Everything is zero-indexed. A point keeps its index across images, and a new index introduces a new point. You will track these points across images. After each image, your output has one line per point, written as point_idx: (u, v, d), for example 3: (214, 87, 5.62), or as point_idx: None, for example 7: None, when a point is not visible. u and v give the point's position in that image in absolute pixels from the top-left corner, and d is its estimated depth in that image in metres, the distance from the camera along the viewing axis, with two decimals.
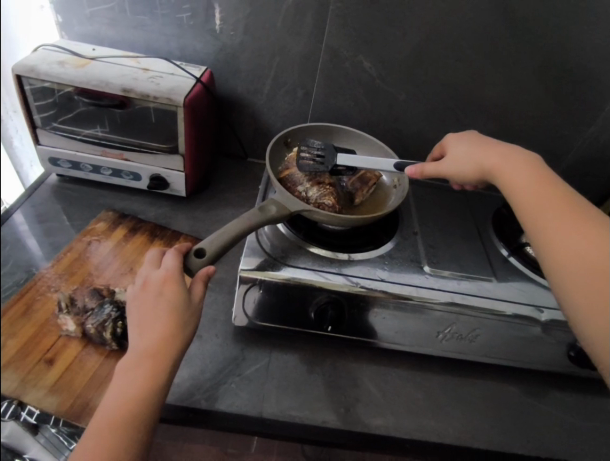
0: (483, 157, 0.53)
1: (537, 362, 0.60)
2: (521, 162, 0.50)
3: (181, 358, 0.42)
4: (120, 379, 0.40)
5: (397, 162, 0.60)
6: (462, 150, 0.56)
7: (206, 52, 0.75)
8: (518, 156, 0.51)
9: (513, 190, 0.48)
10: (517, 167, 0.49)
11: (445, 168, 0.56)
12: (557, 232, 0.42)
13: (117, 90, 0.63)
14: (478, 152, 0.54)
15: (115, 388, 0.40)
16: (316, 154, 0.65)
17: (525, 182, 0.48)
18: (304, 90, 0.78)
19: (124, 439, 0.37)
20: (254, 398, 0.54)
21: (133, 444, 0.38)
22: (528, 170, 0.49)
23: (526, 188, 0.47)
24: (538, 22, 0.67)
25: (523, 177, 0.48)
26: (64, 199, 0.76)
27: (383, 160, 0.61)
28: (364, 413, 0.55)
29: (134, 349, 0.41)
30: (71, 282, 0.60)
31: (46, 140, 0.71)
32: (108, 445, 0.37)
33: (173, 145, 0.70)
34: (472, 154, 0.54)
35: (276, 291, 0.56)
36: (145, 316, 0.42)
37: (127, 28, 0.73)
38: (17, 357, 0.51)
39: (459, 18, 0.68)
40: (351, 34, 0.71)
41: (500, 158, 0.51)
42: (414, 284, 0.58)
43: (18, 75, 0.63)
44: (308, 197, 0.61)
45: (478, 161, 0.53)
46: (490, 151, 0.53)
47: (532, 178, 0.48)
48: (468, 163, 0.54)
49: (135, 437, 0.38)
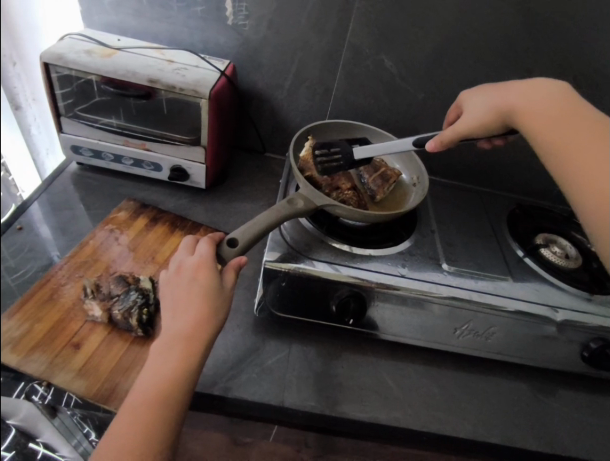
0: (507, 99, 0.50)
1: (551, 361, 0.61)
2: (550, 97, 0.47)
3: (213, 341, 0.43)
4: (153, 359, 0.41)
5: (415, 138, 0.58)
6: (482, 99, 0.54)
7: (229, 45, 0.75)
8: (548, 89, 0.48)
9: (540, 129, 0.46)
10: (546, 103, 0.47)
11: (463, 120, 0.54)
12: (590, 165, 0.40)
13: (143, 81, 0.64)
14: (500, 95, 0.52)
15: (149, 366, 0.41)
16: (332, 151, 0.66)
17: (555, 119, 0.45)
18: (324, 87, 0.79)
19: (159, 416, 0.38)
20: (274, 387, 0.55)
21: (164, 422, 0.38)
22: (557, 105, 0.46)
23: (555, 126, 0.44)
24: (559, 26, 0.68)
25: (552, 113, 0.45)
26: (84, 188, 0.76)
27: (400, 141, 0.59)
28: (381, 405, 0.56)
29: (169, 330, 0.43)
30: (95, 270, 0.62)
31: (69, 127, 0.71)
32: (141, 420, 0.38)
33: (195, 137, 0.70)
34: (494, 99, 0.52)
35: (299, 283, 0.57)
36: (179, 298, 0.44)
37: (151, 20, 0.74)
38: (45, 340, 0.52)
39: (482, 20, 0.69)
40: (374, 32, 0.71)
41: (525, 97, 0.48)
42: (433, 281, 0.59)
43: (45, 63, 0.63)
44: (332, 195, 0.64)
45: (500, 104, 0.51)
46: (514, 91, 0.50)
47: (562, 113, 0.45)
48: (490, 110, 0.52)
49: (169, 416, 0.39)
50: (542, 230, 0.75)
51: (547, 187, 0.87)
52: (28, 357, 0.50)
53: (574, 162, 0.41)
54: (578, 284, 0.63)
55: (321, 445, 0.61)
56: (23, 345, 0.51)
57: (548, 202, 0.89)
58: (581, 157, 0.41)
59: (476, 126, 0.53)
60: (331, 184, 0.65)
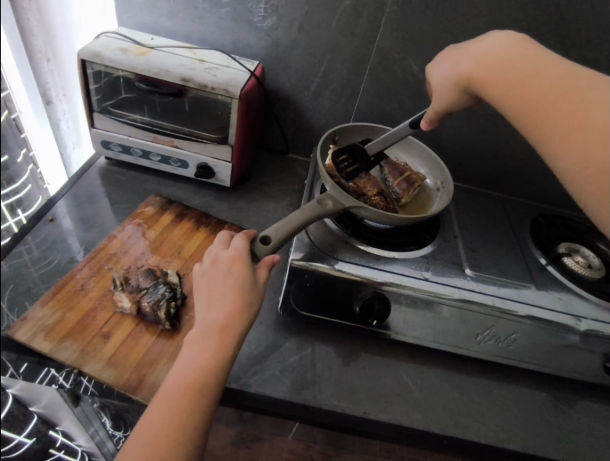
0: (463, 67, 0.47)
1: (573, 371, 0.61)
2: (503, 52, 0.43)
3: (246, 333, 0.45)
4: (190, 347, 0.43)
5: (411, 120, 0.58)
6: (441, 70, 0.51)
7: (259, 47, 0.77)
8: (502, 43, 0.43)
9: (499, 94, 0.42)
10: (501, 61, 0.43)
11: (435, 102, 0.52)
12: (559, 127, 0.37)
13: (176, 79, 0.66)
14: (458, 62, 0.48)
15: (185, 354, 0.43)
16: (349, 157, 0.67)
17: (513, 79, 0.41)
18: (350, 90, 0.80)
19: (194, 400, 0.40)
20: (297, 385, 0.55)
21: (201, 408, 0.40)
22: (511, 61, 0.42)
23: (513, 86, 0.41)
24: (591, 36, 0.68)
25: (510, 72, 0.42)
26: (111, 182, 0.78)
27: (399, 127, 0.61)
28: (402, 407, 0.56)
29: (205, 320, 0.45)
30: (123, 262, 0.63)
31: (100, 123, 0.73)
32: (178, 405, 0.40)
33: (223, 135, 0.72)
34: (452, 67, 0.49)
35: (323, 282, 0.58)
36: (216, 289, 0.46)
37: (184, 20, 0.75)
38: (76, 329, 0.54)
39: (512, 28, 0.69)
40: (403, 37, 0.72)
41: (478, 60, 0.45)
42: (456, 285, 0.59)
43: (83, 59, 0.65)
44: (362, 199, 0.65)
45: (456, 74, 0.48)
46: (468, 53, 0.46)
47: (518, 69, 0.41)
48: (451, 81, 0.49)
49: (202, 401, 0.40)
50: (564, 239, 0.74)
51: (570, 196, 0.86)
52: (60, 344, 0.52)
53: (543, 127, 0.38)
54: (602, 294, 0.63)
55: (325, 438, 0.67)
56: (56, 333, 0.53)
57: (571, 211, 0.89)
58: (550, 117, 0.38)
59: (447, 101, 0.51)
60: (358, 191, 0.65)
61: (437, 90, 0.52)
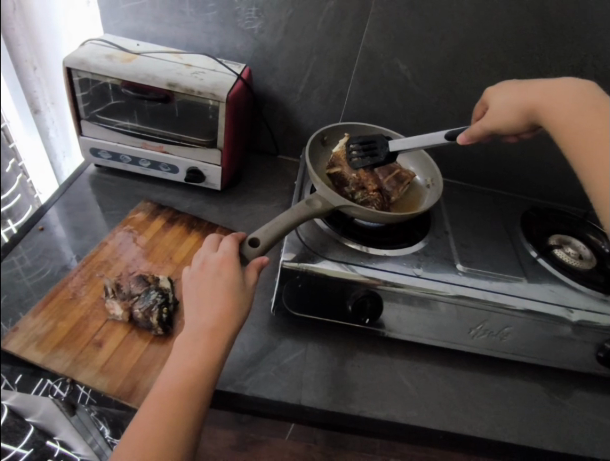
0: (529, 95, 0.49)
1: (567, 362, 0.61)
2: (572, 92, 0.45)
3: (236, 334, 0.46)
4: (181, 351, 0.43)
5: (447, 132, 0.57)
6: (502, 97, 0.53)
7: (245, 50, 0.77)
8: (573, 84, 0.46)
9: (559, 123, 0.44)
10: (569, 97, 0.45)
11: (486, 121, 0.53)
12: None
13: (163, 84, 0.66)
14: (524, 91, 0.50)
15: (176, 358, 0.43)
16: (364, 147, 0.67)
17: (576, 113, 0.43)
18: (338, 90, 0.80)
19: (184, 404, 0.40)
20: (292, 386, 0.56)
21: (193, 411, 0.40)
22: (578, 99, 0.44)
23: (578, 117, 0.43)
24: (576, 30, 0.69)
25: (575, 107, 0.43)
26: (101, 189, 0.78)
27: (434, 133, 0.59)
28: (398, 404, 0.56)
29: (195, 323, 0.45)
30: (114, 269, 0.63)
31: (88, 130, 0.73)
32: (170, 410, 0.40)
33: (212, 139, 0.72)
34: (516, 95, 0.50)
35: (315, 282, 0.58)
36: (205, 292, 0.46)
37: (169, 25, 0.75)
38: (68, 338, 0.53)
39: (497, 24, 0.70)
40: (388, 36, 0.72)
41: (546, 92, 0.47)
42: (448, 281, 0.59)
43: (68, 67, 0.65)
44: (357, 192, 0.65)
45: (519, 101, 0.50)
46: (538, 85, 0.48)
47: (583, 106, 0.43)
48: (511, 106, 0.51)
49: (193, 404, 0.40)
50: (556, 231, 0.75)
51: (560, 188, 0.87)
52: (52, 354, 0.52)
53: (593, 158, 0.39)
54: (594, 285, 0.63)
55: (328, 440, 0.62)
56: (48, 342, 0.53)
57: (561, 204, 0.89)
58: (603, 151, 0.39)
59: (497, 125, 0.52)
60: (358, 183, 0.66)
61: (492, 113, 0.53)
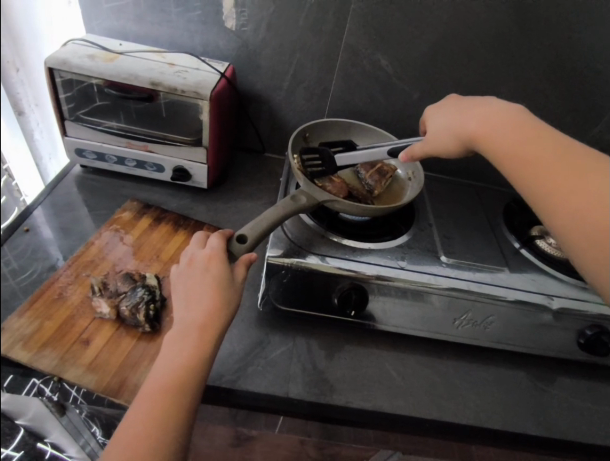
0: (463, 125, 0.50)
1: (548, 349, 0.63)
2: (502, 120, 0.47)
3: (225, 330, 0.46)
4: (169, 347, 0.43)
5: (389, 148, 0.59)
6: (442, 120, 0.53)
7: (229, 48, 0.77)
8: (502, 112, 0.48)
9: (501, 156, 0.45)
10: (502, 126, 0.46)
11: (430, 148, 0.53)
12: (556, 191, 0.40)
13: (146, 84, 0.66)
14: (460, 117, 0.51)
15: (165, 354, 0.43)
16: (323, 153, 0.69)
17: (511, 143, 0.45)
18: (322, 87, 0.81)
19: (175, 398, 0.41)
20: (280, 380, 0.56)
21: (182, 407, 0.41)
22: (510, 129, 0.46)
23: (520, 147, 0.44)
24: (551, 23, 0.70)
25: (511, 138, 0.45)
26: (88, 189, 0.78)
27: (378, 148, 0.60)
28: (384, 395, 0.57)
29: (183, 320, 0.45)
30: (101, 268, 0.63)
31: (73, 131, 0.73)
32: (160, 405, 0.40)
33: (196, 138, 0.72)
34: (453, 122, 0.52)
35: (301, 276, 0.59)
36: (193, 289, 0.47)
37: (152, 24, 0.76)
38: (55, 337, 0.54)
39: (475, 19, 0.71)
40: (370, 32, 0.73)
41: (481, 121, 0.48)
42: (432, 273, 0.60)
43: (50, 68, 0.65)
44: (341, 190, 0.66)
45: (455, 130, 0.51)
46: (473, 110, 0.50)
47: (523, 135, 0.45)
48: (448, 133, 0.52)
49: (183, 399, 0.41)
50: (538, 222, 0.76)
51: None
52: (39, 353, 0.52)
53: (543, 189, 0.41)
54: (574, 274, 0.65)
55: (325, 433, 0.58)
56: (35, 341, 0.53)
57: None
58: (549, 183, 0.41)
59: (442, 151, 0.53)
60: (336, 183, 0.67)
61: (433, 137, 0.53)
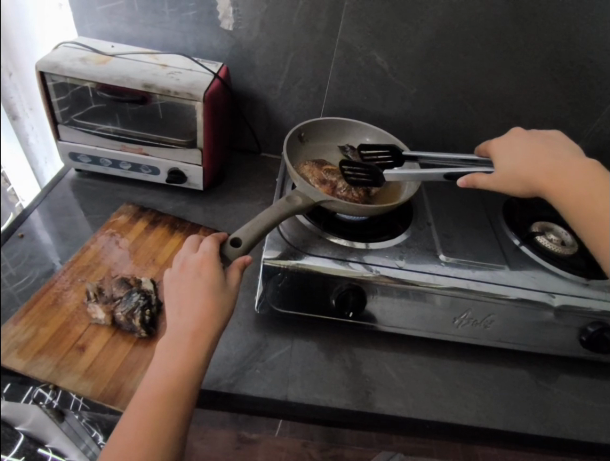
0: (536, 170, 0.51)
1: (550, 346, 0.62)
2: (578, 173, 0.49)
3: (219, 335, 0.45)
4: (162, 354, 0.43)
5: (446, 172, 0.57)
6: (508, 159, 0.55)
7: (222, 48, 0.77)
8: (577, 165, 0.50)
9: (577, 206, 0.47)
10: (578, 179, 0.49)
11: (496, 185, 0.54)
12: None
13: (138, 86, 0.65)
14: (527, 162, 0.53)
15: (158, 361, 0.43)
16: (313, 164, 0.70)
17: (593, 197, 0.47)
18: (317, 85, 0.80)
19: (167, 407, 0.40)
20: (278, 383, 0.56)
21: (175, 415, 0.40)
22: (588, 183, 0.48)
23: (594, 200, 0.47)
24: (548, 17, 0.69)
25: (588, 192, 0.47)
26: (83, 194, 0.77)
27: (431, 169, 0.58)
28: (383, 395, 0.57)
29: (176, 326, 0.44)
30: (97, 273, 0.63)
31: (66, 135, 0.72)
32: (153, 413, 0.40)
33: (191, 140, 0.71)
34: (520, 165, 0.53)
35: (298, 279, 0.58)
36: (186, 294, 0.46)
37: (144, 25, 0.75)
38: (51, 344, 0.53)
39: (471, 14, 0.70)
40: (364, 29, 0.72)
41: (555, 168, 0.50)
42: (431, 272, 0.59)
43: (41, 71, 0.64)
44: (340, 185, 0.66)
45: (527, 172, 0.52)
46: (542, 158, 0.52)
47: (595, 189, 0.47)
48: (516, 173, 0.53)
49: (175, 407, 0.40)
50: (538, 218, 0.75)
51: None
52: (34, 360, 0.51)
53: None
54: (576, 271, 0.64)
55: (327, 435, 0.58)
56: (30, 349, 0.52)
57: None
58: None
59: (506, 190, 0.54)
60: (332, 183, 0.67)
61: (500, 175, 0.54)
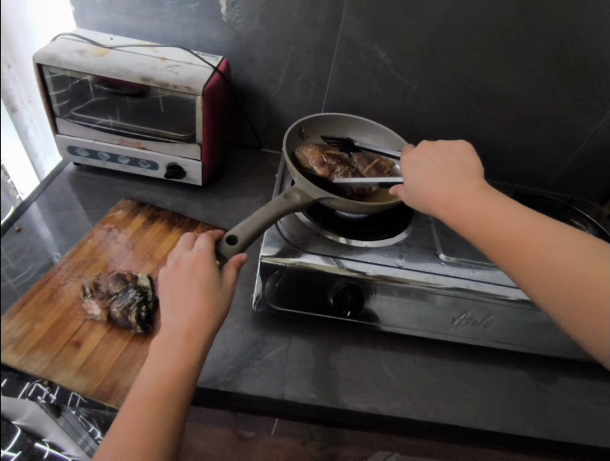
0: (439, 190, 0.47)
1: (550, 348, 0.61)
2: (473, 194, 0.45)
3: (213, 335, 0.45)
4: (155, 355, 0.42)
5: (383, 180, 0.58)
6: (414, 177, 0.50)
7: (222, 41, 0.75)
8: (467, 188, 0.45)
9: (477, 232, 0.43)
10: (473, 200, 0.44)
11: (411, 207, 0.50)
12: (541, 269, 0.38)
13: (136, 79, 0.64)
14: (430, 183, 0.48)
15: (150, 362, 0.42)
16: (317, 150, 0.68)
17: (492, 218, 0.42)
18: (318, 80, 0.79)
19: (159, 408, 0.39)
20: (274, 381, 0.55)
21: (166, 416, 0.40)
22: (485, 203, 0.44)
23: (493, 222, 0.42)
24: (553, 12, 0.67)
25: (485, 213, 0.43)
26: (82, 188, 0.77)
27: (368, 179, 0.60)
28: (380, 395, 0.56)
29: (169, 326, 0.44)
30: (94, 269, 0.62)
31: (64, 128, 0.72)
32: (144, 415, 0.39)
33: (190, 134, 0.71)
34: (424, 186, 0.48)
35: (296, 276, 0.57)
36: (179, 293, 0.46)
37: (142, 17, 0.74)
38: (45, 340, 0.53)
39: (475, 8, 0.68)
40: (366, 23, 0.71)
41: (453, 188, 0.46)
42: (431, 271, 0.59)
43: (38, 64, 0.64)
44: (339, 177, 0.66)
45: (431, 193, 0.47)
46: (442, 177, 0.48)
47: (494, 210, 0.43)
48: (422, 197, 0.48)
49: (167, 408, 0.40)
50: None
51: (550, 175, 0.88)
52: (29, 356, 0.51)
53: (530, 266, 0.39)
54: None
55: (326, 437, 0.58)
56: (25, 344, 0.52)
57: (547, 189, 0.90)
58: (536, 259, 0.39)
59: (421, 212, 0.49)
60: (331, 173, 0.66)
61: (413, 197, 0.50)
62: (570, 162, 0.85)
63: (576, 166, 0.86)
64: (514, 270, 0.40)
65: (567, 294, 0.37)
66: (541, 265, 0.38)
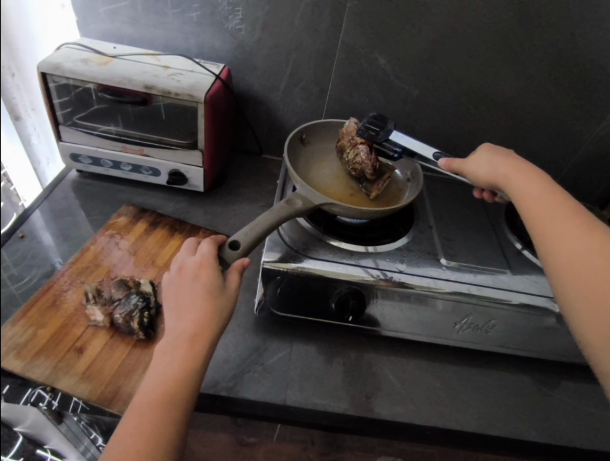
0: (499, 167, 0.54)
1: (552, 352, 0.61)
2: (530, 176, 0.50)
3: (218, 338, 0.45)
4: (160, 356, 0.43)
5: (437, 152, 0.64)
6: (482, 153, 0.57)
7: (224, 49, 0.76)
8: (528, 171, 0.51)
9: (522, 200, 0.49)
10: (527, 180, 0.50)
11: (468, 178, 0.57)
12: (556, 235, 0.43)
13: (140, 87, 0.65)
14: (492, 161, 0.55)
15: (156, 364, 0.43)
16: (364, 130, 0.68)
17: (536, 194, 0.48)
18: (319, 87, 0.80)
19: (165, 410, 0.40)
20: (277, 387, 0.55)
21: (172, 416, 0.40)
22: (539, 183, 0.49)
23: (537, 196, 0.48)
24: (551, 19, 0.68)
25: (533, 189, 0.49)
26: (84, 194, 0.77)
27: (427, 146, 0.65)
28: (383, 399, 0.56)
29: (175, 328, 0.44)
30: (96, 275, 0.63)
31: (67, 136, 0.72)
32: (150, 414, 0.39)
33: (192, 140, 0.71)
34: (486, 162, 0.55)
35: (298, 281, 0.57)
36: (184, 296, 0.46)
37: (145, 26, 0.75)
38: (49, 346, 0.53)
39: (474, 16, 0.69)
40: (366, 31, 0.72)
41: (514, 168, 0.52)
42: (432, 276, 0.59)
43: (43, 72, 0.64)
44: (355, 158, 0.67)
45: (492, 167, 0.54)
46: (508, 160, 0.54)
47: (542, 189, 0.48)
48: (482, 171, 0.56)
49: (173, 409, 0.40)
50: None
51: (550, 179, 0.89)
52: (33, 362, 0.51)
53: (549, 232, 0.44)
54: None
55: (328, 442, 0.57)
56: (28, 351, 0.52)
57: None
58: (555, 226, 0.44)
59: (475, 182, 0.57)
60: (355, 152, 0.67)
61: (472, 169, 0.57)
62: (570, 167, 0.86)
63: (575, 171, 0.86)
64: (544, 249, 0.44)
65: (568, 261, 0.41)
66: (558, 230, 0.43)
